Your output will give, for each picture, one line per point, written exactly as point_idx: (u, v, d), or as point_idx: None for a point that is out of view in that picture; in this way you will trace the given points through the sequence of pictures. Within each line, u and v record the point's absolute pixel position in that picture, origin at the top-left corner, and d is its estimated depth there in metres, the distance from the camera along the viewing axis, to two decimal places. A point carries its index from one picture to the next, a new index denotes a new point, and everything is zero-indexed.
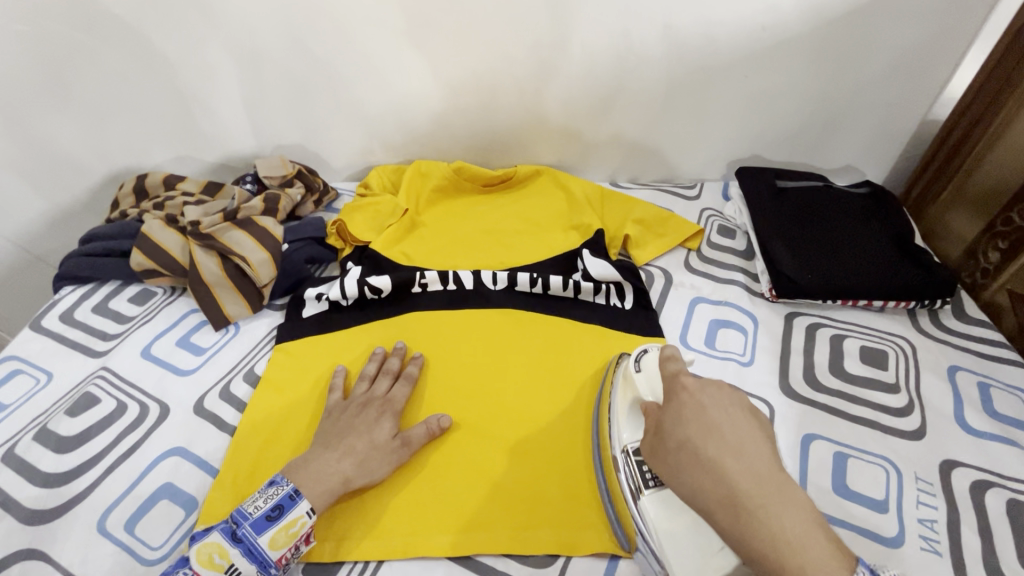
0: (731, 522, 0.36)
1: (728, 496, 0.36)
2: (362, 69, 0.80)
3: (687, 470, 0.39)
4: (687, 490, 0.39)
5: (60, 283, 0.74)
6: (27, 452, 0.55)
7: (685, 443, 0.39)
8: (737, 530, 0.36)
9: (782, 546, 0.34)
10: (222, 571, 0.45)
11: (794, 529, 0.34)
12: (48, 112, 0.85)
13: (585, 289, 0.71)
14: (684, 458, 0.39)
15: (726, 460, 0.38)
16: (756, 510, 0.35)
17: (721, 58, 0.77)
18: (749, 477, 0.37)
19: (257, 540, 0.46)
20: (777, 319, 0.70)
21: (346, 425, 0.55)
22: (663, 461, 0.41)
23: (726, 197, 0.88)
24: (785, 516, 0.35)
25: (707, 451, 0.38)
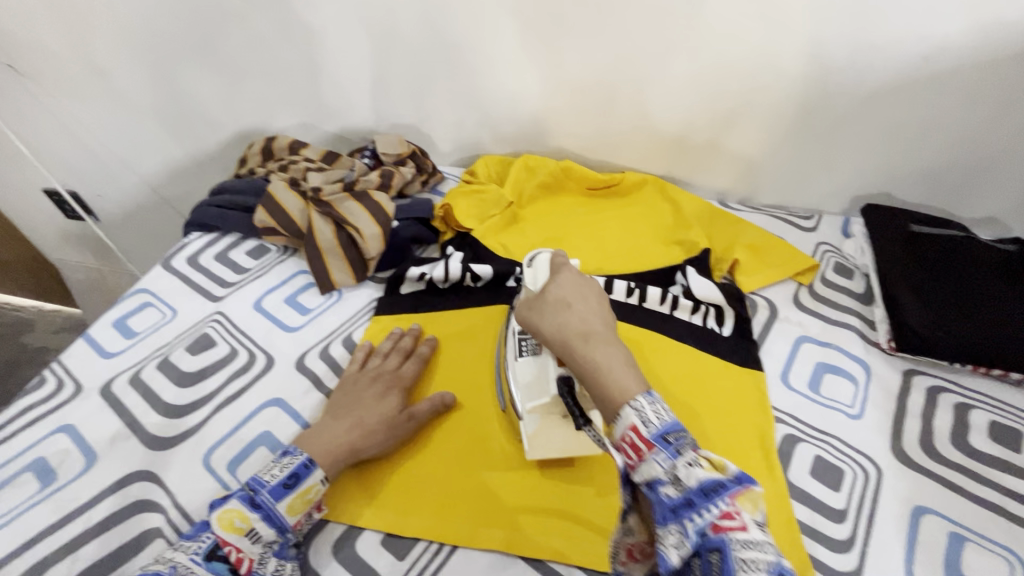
0: (569, 355, 0.47)
1: (571, 338, 0.47)
2: (487, 59, 0.81)
3: (561, 312, 0.49)
4: (554, 325, 0.48)
5: (190, 228, 0.80)
6: (151, 379, 0.61)
7: (562, 299, 0.49)
8: (571, 356, 0.46)
9: (608, 372, 0.44)
10: (243, 535, 0.46)
11: (611, 361, 0.45)
12: (197, 69, 0.92)
13: (684, 307, 0.69)
14: (554, 309, 0.49)
15: (578, 316, 0.48)
16: (589, 344, 0.46)
17: (868, 84, 0.72)
18: (586, 328, 0.47)
19: (275, 506, 0.47)
20: (893, 374, 0.64)
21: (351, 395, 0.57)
22: (530, 312, 0.50)
23: (845, 234, 0.82)
24: (598, 350, 0.45)
25: (574, 305, 0.49)
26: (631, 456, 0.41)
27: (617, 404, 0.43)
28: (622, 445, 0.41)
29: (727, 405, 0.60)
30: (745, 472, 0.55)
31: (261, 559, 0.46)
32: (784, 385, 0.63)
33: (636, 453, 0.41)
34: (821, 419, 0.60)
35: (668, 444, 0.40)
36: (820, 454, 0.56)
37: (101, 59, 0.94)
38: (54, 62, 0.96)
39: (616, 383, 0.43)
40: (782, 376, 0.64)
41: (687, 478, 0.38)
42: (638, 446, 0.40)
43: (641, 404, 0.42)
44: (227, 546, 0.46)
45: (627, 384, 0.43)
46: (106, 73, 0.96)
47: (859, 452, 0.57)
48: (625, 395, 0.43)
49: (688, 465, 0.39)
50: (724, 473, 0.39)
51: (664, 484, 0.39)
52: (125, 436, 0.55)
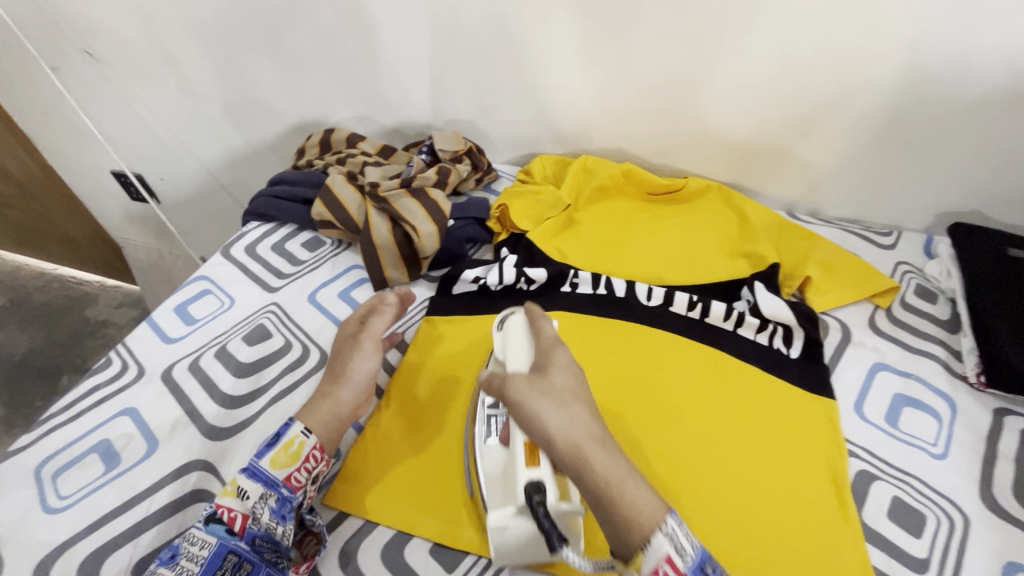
0: (576, 469, 0.42)
1: (575, 447, 0.43)
2: (552, 55, 0.78)
3: (567, 407, 0.45)
4: (562, 420, 0.44)
5: (249, 218, 0.81)
6: (210, 368, 0.61)
7: (569, 392, 0.46)
8: (582, 471, 0.42)
9: (622, 484, 0.41)
10: (235, 496, 0.47)
11: (619, 472, 0.42)
12: (262, 59, 0.93)
13: (749, 324, 0.65)
14: (561, 404, 0.45)
15: (574, 416, 0.45)
16: (593, 455, 0.42)
17: (971, 91, 0.65)
18: (590, 434, 0.44)
19: (257, 463, 0.49)
20: (981, 412, 0.59)
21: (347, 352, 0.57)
22: (531, 400, 0.45)
23: (929, 254, 0.76)
24: (605, 460, 0.42)
25: (581, 402, 0.46)
26: None
27: (643, 531, 0.39)
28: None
29: (791, 436, 0.56)
30: (808, 508, 0.51)
31: (254, 515, 0.47)
32: (858, 415, 0.59)
33: None
34: (900, 456, 0.55)
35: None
36: (899, 495, 0.52)
37: (170, 46, 0.96)
38: (128, 49, 0.99)
39: (631, 508, 0.40)
40: (855, 406, 0.59)
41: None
42: None
43: (672, 525, 0.39)
44: (221, 508, 0.47)
45: (641, 508, 0.40)
46: (175, 61, 0.98)
47: (943, 496, 0.52)
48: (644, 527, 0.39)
49: None
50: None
51: None
52: (185, 425, 0.56)
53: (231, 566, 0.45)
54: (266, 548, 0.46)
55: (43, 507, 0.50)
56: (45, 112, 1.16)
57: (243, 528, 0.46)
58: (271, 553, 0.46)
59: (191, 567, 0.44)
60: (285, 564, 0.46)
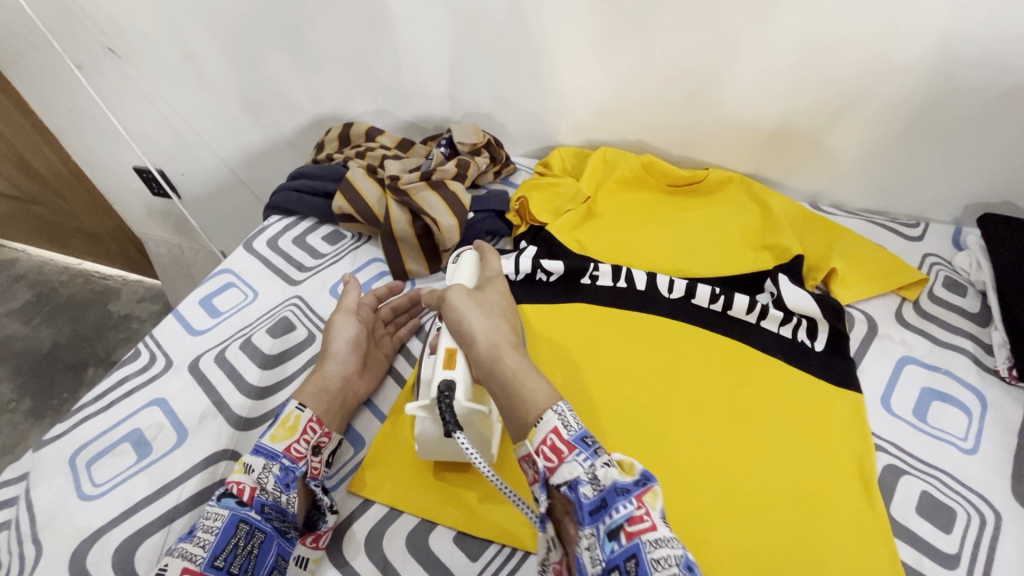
0: (489, 360, 0.50)
1: (494, 346, 0.51)
2: (571, 46, 0.77)
3: (489, 316, 0.55)
4: (483, 325, 0.53)
5: (270, 212, 0.82)
6: (236, 359, 0.62)
7: (493, 308, 0.56)
8: (495, 364, 0.50)
9: (522, 375, 0.49)
10: (243, 470, 0.48)
11: (523, 367, 0.50)
12: (281, 54, 0.94)
13: (773, 317, 0.64)
14: (489, 313, 0.55)
15: (498, 322, 0.54)
16: (510, 352, 0.51)
17: (1005, 79, 0.64)
18: (507, 339, 0.52)
19: (260, 441, 0.51)
20: (1013, 406, 0.58)
21: (333, 333, 0.60)
22: (465, 305, 0.54)
23: (958, 246, 0.74)
24: (515, 358, 0.50)
25: (498, 320, 0.55)
26: (551, 458, 0.42)
27: (532, 409, 0.46)
28: (542, 449, 0.43)
29: (817, 432, 0.55)
30: (830, 502, 0.50)
31: (261, 485, 0.48)
32: (885, 409, 0.58)
33: (559, 456, 0.42)
34: (929, 451, 0.54)
35: (588, 445, 0.43)
36: (928, 490, 0.51)
37: (191, 42, 0.97)
38: (150, 46, 1.00)
39: (527, 389, 0.47)
40: (882, 400, 0.59)
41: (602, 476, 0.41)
42: (560, 449, 0.42)
43: (563, 408, 0.45)
44: (229, 483, 0.48)
45: (537, 395, 0.46)
46: (196, 58, 1.00)
47: (973, 491, 0.51)
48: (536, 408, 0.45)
49: (605, 464, 0.42)
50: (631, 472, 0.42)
51: (585, 485, 0.41)
52: (213, 416, 0.57)
53: (244, 535, 0.45)
54: (275, 516, 0.47)
55: (79, 494, 0.51)
56: (69, 109, 1.18)
57: (252, 498, 0.47)
58: (280, 521, 0.47)
59: (207, 540, 0.44)
60: (294, 533, 0.48)
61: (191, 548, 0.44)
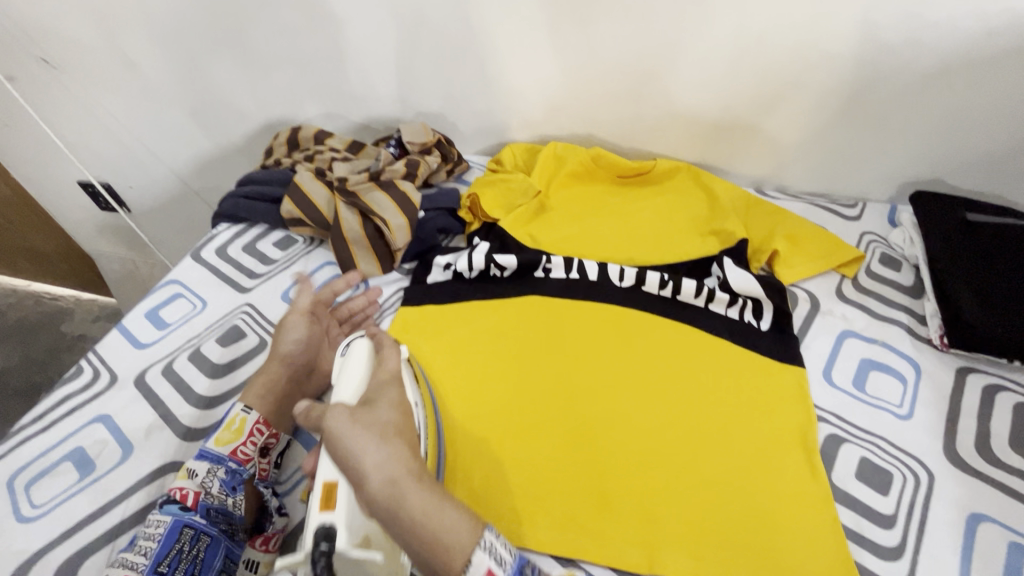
0: (388, 504, 0.40)
1: (392, 482, 0.41)
2: (515, 43, 0.78)
3: (378, 444, 0.42)
4: (377, 458, 0.41)
5: (219, 220, 0.80)
6: (184, 370, 0.61)
7: (382, 439, 0.43)
8: (393, 521, 0.40)
9: (432, 536, 0.39)
10: (187, 476, 0.49)
11: (430, 503, 0.40)
12: (225, 59, 0.92)
13: (720, 299, 0.66)
14: (382, 438, 0.43)
15: (388, 451, 0.42)
16: (412, 486, 0.41)
17: (924, 63, 0.67)
18: (410, 466, 0.42)
19: (203, 444, 0.51)
20: (945, 371, 0.61)
21: (283, 334, 0.59)
22: (349, 430, 0.42)
23: (893, 223, 0.78)
24: (420, 495, 0.41)
25: (393, 453, 0.42)
26: None
27: (452, 558, 0.39)
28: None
29: (763, 407, 0.57)
30: (774, 472, 0.52)
31: (205, 489, 0.49)
32: (826, 382, 0.60)
33: None
34: (868, 419, 0.57)
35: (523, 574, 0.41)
36: (866, 455, 0.54)
37: (130, 49, 0.94)
38: (87, 56, 0.97)
39: (442, 533, 0.39)
40: (824, 373, 0.61)
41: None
42: None
43: (490, 540, 0.40)
44: (172, 489, 0.48)
45: (455, 537, 0.39)
46: (137, 67, 0.97)
47: (908, 454, 0.54)
48: (450, 551, 0.39)
49: None
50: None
51: None
52: (160, 428, 0.56)
53: (188, 540, 0.46)
54: (220, 519, 0.48)
55: (17, 517, 0.50)
56: (5, 124, 1.13)
57: (196, 502, 0.48)
58: (225, 523, 0.48)
59: (149, 547, 0.45)
60: (242, 535, 0.49)
61: (132, 556, 0.45)
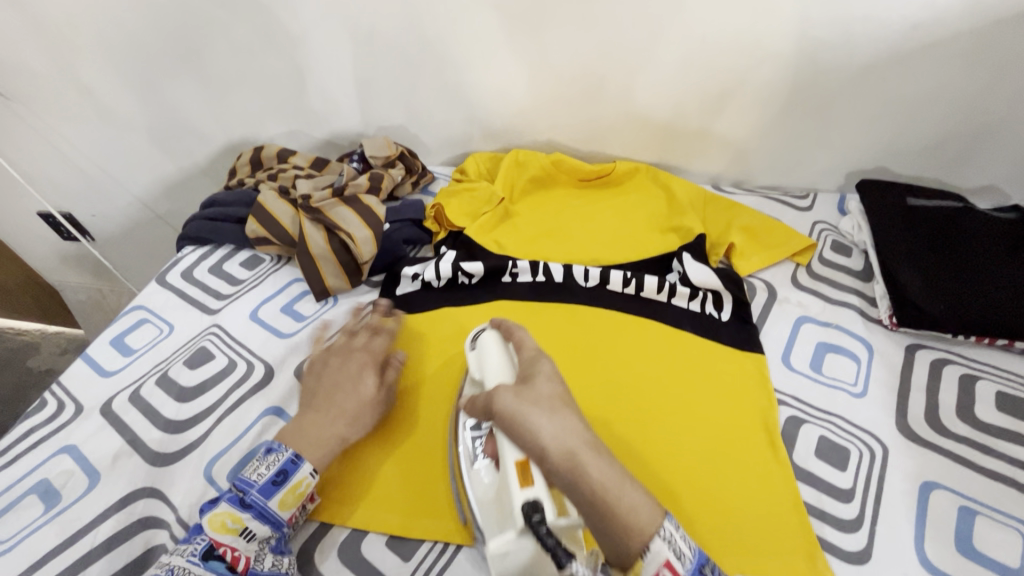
0: (570, 472, 0.44)
1: (570, 453, 0.45)
2: (471, 55, 0.80)
3: (552, 419, 0.47)
4: (552, 432, 0.45)
5: (184, 243, 0.80)
6: (152, 396, 0.61)
7: (552, 412, 0.47)
8: (576, 483, 0.43)
9: (614, 506, 0.42)
10: (238, 534, 0.46)
11: (612, 477, 0.44)
12: (183, 82, 0.92)
13: (681, 293, 0.68)
14: (551, 411, 0.48)
15: (565, 427, 0.47)
16: (588, 458, 0.44)
17: (858, 58, 0.71)
18: (582, 440, 0.46)
19: (267, 505, 0.48)
20: (895, 349, 0.64)
21: (348, 390, 0.55)
22: (517, 406, 0.47)
23: (843, 211, 0.81)
24: (598, 466, 0.44)
25: (571, 438, 0.46)
26: None
27: (640, 534, 0.40)
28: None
29: (727, 395, 0.59)
30: (741, 455, 0.54)
31: (258, 556, 0.46)
32: (785, 366, 0.62)
33: None
34: (824, 399, 0.59)
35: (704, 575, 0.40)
36: (825, 434, 0.56)
37: (85, 77, 0.94)
38: (41, 85, 0.96)
39: (628, 510, 0.41)
40: (782, 358, 0.63)
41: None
42: None
43: (668, 528, 0.41)
44: (223, 547, 0.46)
45: (640, 516, 0.41)
46: (95, 94, 0.96)
47: (863, 430, 0.56)
48: (640, 524, 0.41)
49: None
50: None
51: None
52: (128, 454, 0.55)
53: None
54: None
55: None
56: None
57: (247, 569, 0.45)
58: None
59: None
60: None
61: None
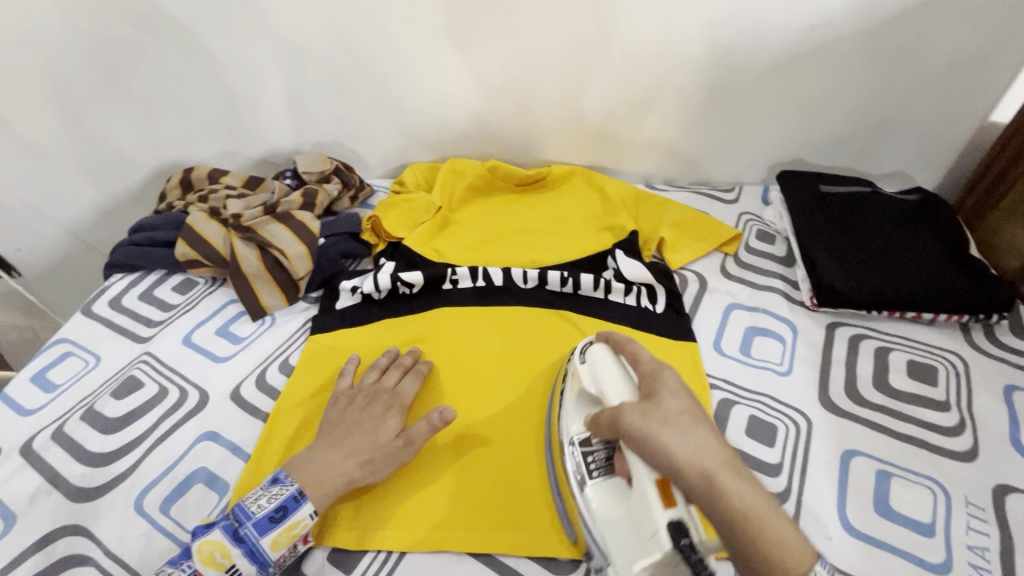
0: (710, 495, 0.39)
1: (705, 473, 0.39)
2: (401, 68, 0.81)
3: (691, 432, 0.41)
4: (688, 448, 0.40)
5: (109, 271, 0.77)
6: (75, 431, 0.59)
7: (685, 421, 0.42)
8: (715, 503, 0.38)
9: (763, 541, 0.37)
10: (223, 569, 0.46)
11: (757, 502, 0.39)
12: (106, 107, 0.89)
13: (616, 289, 0.70)
14: (682, 427, 0.42)
15: (709, 443, 0.41)
16: (734, 480, 0.39)
17: (766, 58, 0.75)
18: (721, 457, 0.41)
19: (258, 542, 0.46)
20: (817, 328, 0.67)
21: (364, 429, 0.53)
22: (642, 427, 0.42)
23: (765, 202, 0.86)
24: (744, 490, 0.39)
25: (710, 463, 0.40)
26: None
27: (787, 570, 0.37)
28: None
29: None
30: None
31: None
32: (716, 351, 0.65)
33: None
34: (754, 381, 0.62)
35: None
36: (755, 413, 0.59)
37: None
38: None
39: (778, 542, 0.37)
40: (714, 344, 0.66)
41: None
42: None
43: (817, 572, 0.37)
44: None
45: (791, 552, 0.37)
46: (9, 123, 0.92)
47: (790, 406, 0.59)
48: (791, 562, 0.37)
49: None
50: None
51: None
52: (48, 493, 0.54)
53: None
54: None
55: None
56: None
57: None
58: None
59: None
60: None
61: None
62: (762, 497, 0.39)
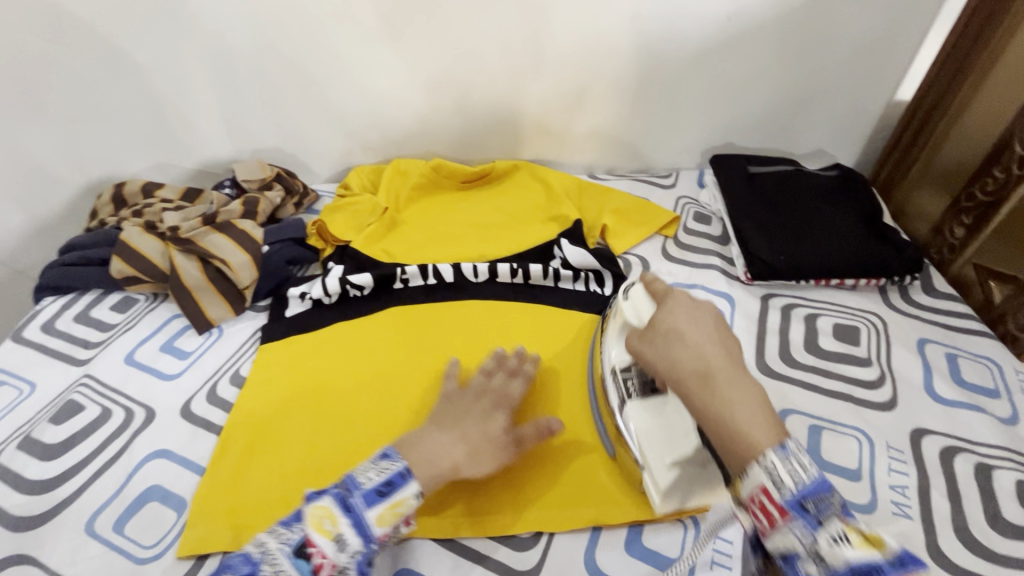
0: (691, 388, 0.41)
1: (692, 373, 0.41)
2: (336, 70, 0.80)
3: (680, 347, 0.42)
4: (670, 360, 0.42)
5: (40, 294, 0.74)
6: (13, 460, 0.56)
7: (671, 329, 0.44)
8: (694, 398, 0.40)
9: (736, 434, 0.38)
10: (332, 539, 0.41)
11: (737, 400, 0.39)
12: (24, 125, 0.84)
13: (565, 277, 0.73)
14: (675, 340, 0.43)
15: (705, 346, 0.42)
16: (722, 384, 0.40)
17: (690, 47, 0.79)
18: (712, 360, 0.41)
19: (366, 514, 0.43)
20: (752, 300, 0.72)
21: (484, 428, 0.53)
22: (646, 348, 0.45)
23: (701, 184, 0.90)
24: (730, 390, 0.39)
25: (686, 363, 0.41)
26: (762, 520, 0.36)
27: (746, 458, 0.37)
28: (751, 506, 0.37)
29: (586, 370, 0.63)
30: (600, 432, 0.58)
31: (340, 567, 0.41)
32: None
33: (768, 518, 0.36)
34: None
35: (807, 512, 0.35)
36: None
37: None
38: None
39: (748, 436, 0.37)
40: None
41: (833, 556, 0.33)
42: (771, 512, 0.35)
43: (771, 459, 0.36)
44: (314, 548, 0.41)
45: (759, 437, 0.37)
46: None
47: None
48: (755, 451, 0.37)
49: (832, 541, 0.33)
50: (883, 550, 0.33)
51: (802, 561, 0.34)
52: None
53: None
54: None
55: None
56: None
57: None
58: None
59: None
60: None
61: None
62: (737, 395, 0.39)
